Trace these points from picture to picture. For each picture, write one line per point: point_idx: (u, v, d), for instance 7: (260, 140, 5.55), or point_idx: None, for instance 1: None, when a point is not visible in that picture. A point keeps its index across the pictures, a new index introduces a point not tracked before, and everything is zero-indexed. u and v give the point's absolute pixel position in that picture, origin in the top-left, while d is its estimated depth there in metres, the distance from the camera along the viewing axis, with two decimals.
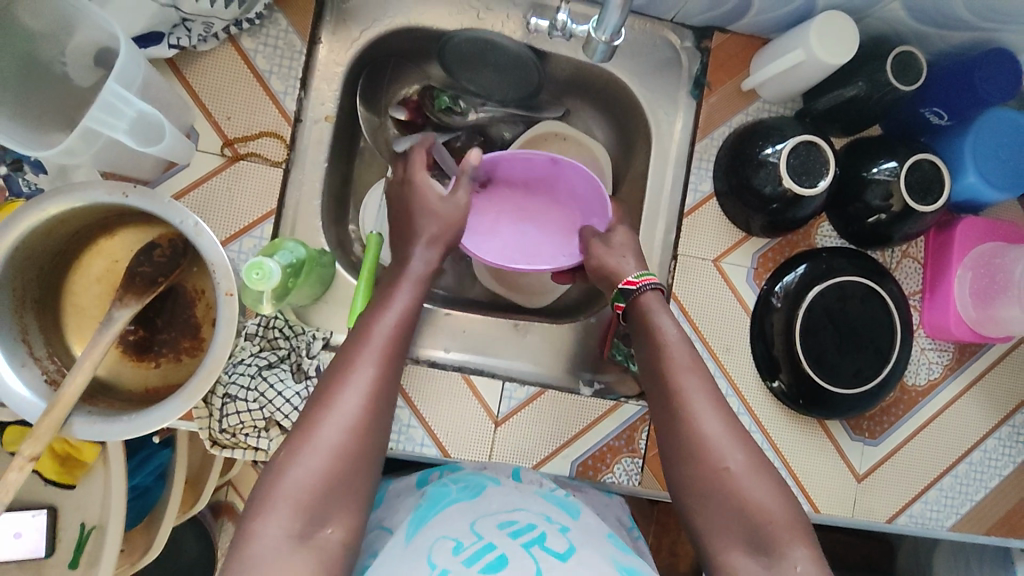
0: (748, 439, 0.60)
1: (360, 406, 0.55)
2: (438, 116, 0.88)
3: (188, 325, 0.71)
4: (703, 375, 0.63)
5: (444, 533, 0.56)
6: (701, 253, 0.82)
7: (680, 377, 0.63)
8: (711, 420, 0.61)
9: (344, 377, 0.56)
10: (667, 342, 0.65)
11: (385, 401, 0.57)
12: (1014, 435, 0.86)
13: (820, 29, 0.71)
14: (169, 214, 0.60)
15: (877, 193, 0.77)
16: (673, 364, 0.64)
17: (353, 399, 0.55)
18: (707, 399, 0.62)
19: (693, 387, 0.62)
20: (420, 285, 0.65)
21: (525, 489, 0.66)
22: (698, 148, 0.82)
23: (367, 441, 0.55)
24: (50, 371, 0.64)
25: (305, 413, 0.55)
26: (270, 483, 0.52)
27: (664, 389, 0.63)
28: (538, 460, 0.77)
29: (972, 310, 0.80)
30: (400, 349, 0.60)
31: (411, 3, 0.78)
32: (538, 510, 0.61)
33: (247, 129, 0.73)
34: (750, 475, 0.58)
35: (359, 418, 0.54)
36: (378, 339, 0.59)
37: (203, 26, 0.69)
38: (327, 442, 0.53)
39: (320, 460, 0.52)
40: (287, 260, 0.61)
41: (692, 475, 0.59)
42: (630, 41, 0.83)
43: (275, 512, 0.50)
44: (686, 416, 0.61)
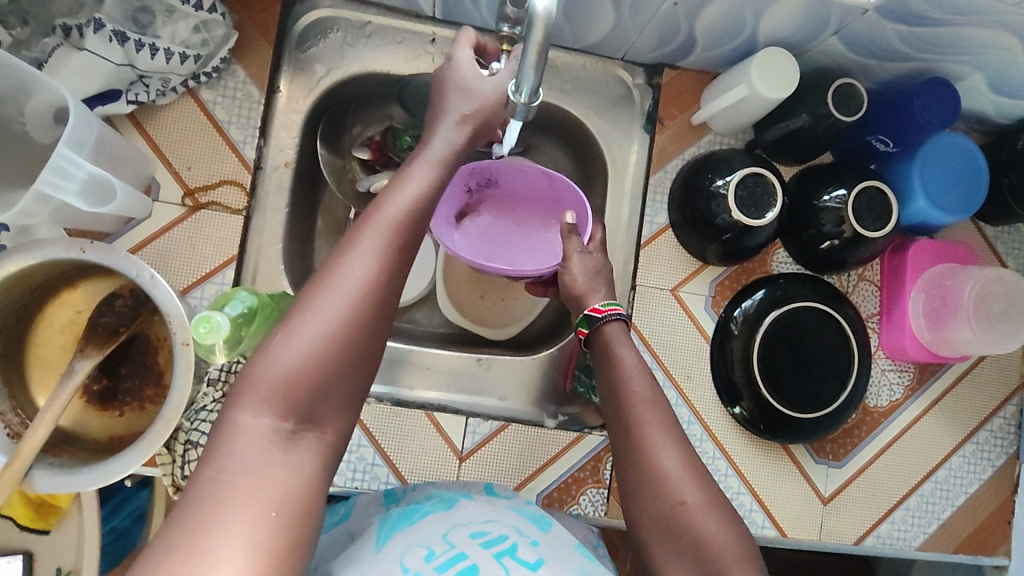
0: (703, 474, 0.61)
1: (361, 295, 0.52)
2: (400, 154, 0.88)
3: (151, 372, 0.72)
4: (662, 408, 0.64)
5: (417, 541, 0.57)
6: (659, 284, 0.84)
7: (638, 410, 0.64)
8: (667, 455, 0.61)
9: (336, 265, 0.53)
10: (627, 366, 0.67)
11: (387, 291, 0.54)
12: (978, 452, 0.87)
13: (760, 65, 0.73)
14: (125, 267, 0.62)
15: (828, 220, 0.79)
16: (634, 396, 0.65)
17: (351, 280, 0.52)
18: (662, 434, 0.62)
19: (651, 421, 0.63)
20: (445, 163, 0.61)
21: (497, 503, 0.66)
22: (653, 180, 0.84)
23: (365, 329, 0.52)
24: (13, 424, 0.66)
25: (298, 303, 0.52)
26: (250, 366, 0.50)
27: (623, 420, 0.64)
28: (521, 479, 0.79)
29: (926, 331, 0.82)
30: (406, 247, 0.56)
31: (367, 50, 0.81)
32: (510, 522, 0.62)
33: (207, 179, 0.74)
34: (705, 511, 0.59)
35: (357, 308, 0.52)
36: (377, 234, 0.54)
37: (160, 82, 0.71)
38: (319, 330, 0.51)
39: (310, 346, 0.50)
40: (238, 310, 0.63)
41: (649, 504, 0.60)
42: (583, 80, 0.85)
43: (262, 407, 0.49)
44: (643, 450, 0.62)
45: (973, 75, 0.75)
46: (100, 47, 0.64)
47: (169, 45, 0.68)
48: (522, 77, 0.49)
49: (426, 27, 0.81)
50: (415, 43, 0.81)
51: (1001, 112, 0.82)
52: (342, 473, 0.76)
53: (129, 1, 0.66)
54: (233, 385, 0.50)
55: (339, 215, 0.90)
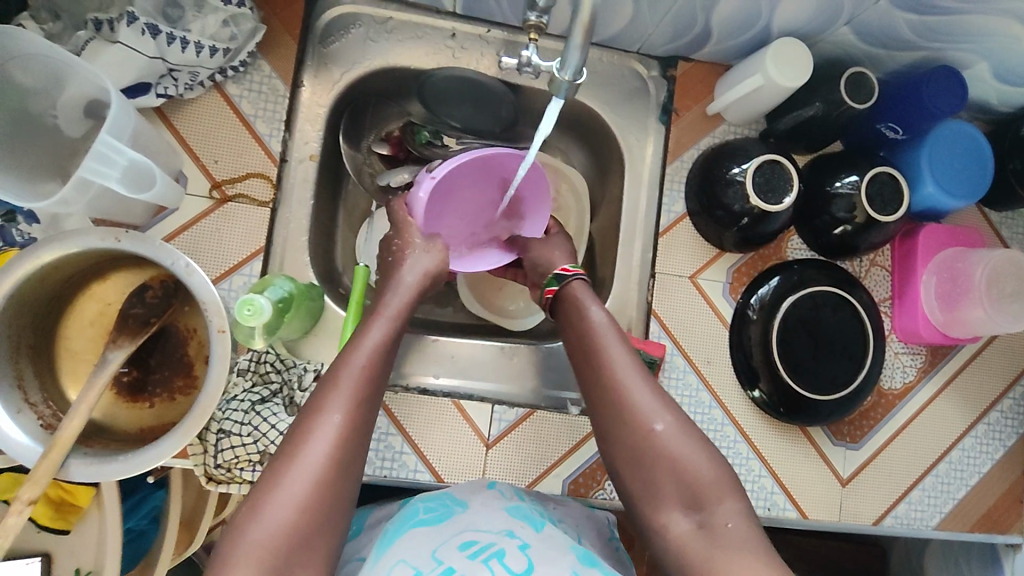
0: (670, 402, 0.64)
1: (327, 453, 0.56)
2: (419, 149, 0.91)
3: (181, 363, 0.72)
4: (624, 344, 0.67)
5: (405, 558, 0.59)
6: (677, 271, 0.85)
7: (604, 352, 0.67)
8: (639, 390, 0.64)
9: (311, 427, 0.57)
10: (594, 318, 0.69)
11: (353, 451, 0.58)
12: (990, 432, 0.89)
13: (775, 56, 0.75)
14: (160, 256, 0.62)
15: (842, 206, 0.81)
16: (602, 342, 0.67)
17: (320, 444, 0.57)
18: (630, 369, 0.65)
19: (616, 356, 0.66)
20: (399, 317, 0.67)
21: (489, 504, 0.67)
22: (670, 170, 0.86)
23: (334, 489, 0.56)
24: (45, 416, 0.65)
25: (268, 471, 0.56)
26: (229, 542, 0.53)
27: (595, 364, 0.67)
28: (532, 480, 0.79)
29: (938, 313, 0.84)
30: (372, 394, 0.61)
31: (389, 45, 0.82)
32: (500, 525, 0.63)
33: (235, 172, 0.75)
34: (676, 435, 0.62)
35: (323, 467, 0.56)
36: (349, 385, 0.59)
37: (189, 75, 0.72)
38: (291, 498, 0.54)
39: (284, 514, 0.54)
40: (278, 296, 0.63)
41: (625, 437, 0.63)
42: (599, 73, 0.87)
43: (240, 570, 0.52)
44: (612, 386, 0.65)
45: (979, 63, 0.78)
46: (132, 40, 0.66)
47: (199, 38, 0.69)
48: (567, 57, 0.51)
49: (446, 22, 0.82)
50: (436, 38, 0.83)
51: (1004, 100, 0.85)
52: (371, 461, 0.76)
53: None
54: (213, 560, 0.53)
55: (359, 210, 0.91)
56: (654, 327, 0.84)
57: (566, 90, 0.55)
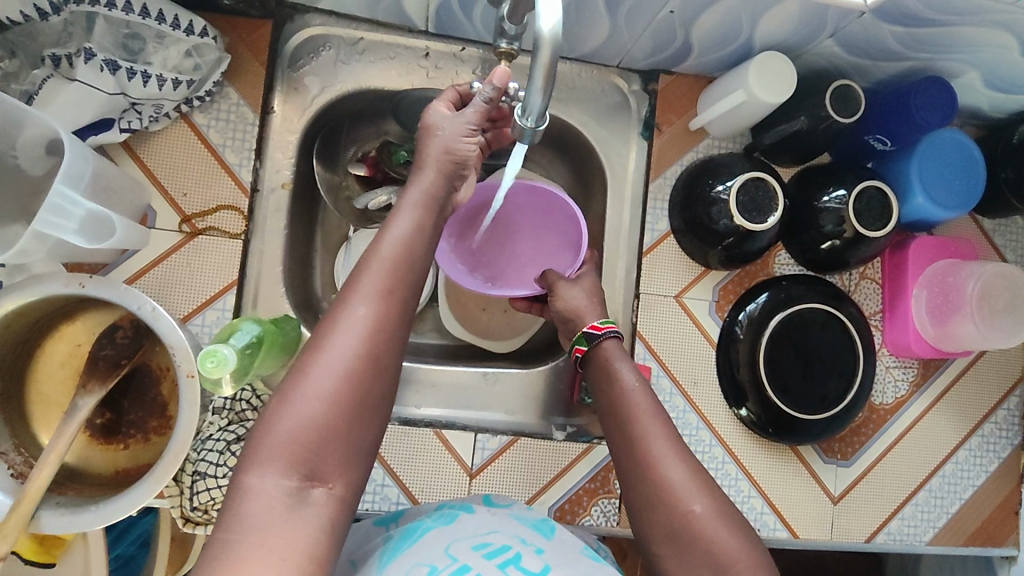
0: (709, 483, 0.60)
1: (355, 347, 0.52)
2: (396, 169, 0.88)
3: (155, 403, 0.71)
4: (662, 416, 0.64)
5: (418, 559, 0.56)
6: (662, 290, 0.84)
7: (641, 425, 0.63)
8: (674, 465, 0.60)
9: (338, 316, 0.53)
10: (626, 386, 0.66)
11: (386, 344, 0.53)
12: (984, 444, 0.88)
13: (757, 70, 0.73)
14: (126, 300, 0.61)
15: (830, 220, 0.79)
16: (636, 410, 0.64)
17: (349, 337, 0.52)
18: (668, 446, 0.61)
19: (652, 429, 0.62)
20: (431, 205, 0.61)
21: (498, 513, 0.66)
22: (653, 188, 0.84)
23: (367, 385, 0.52)
24: (16, 464, 0.64)
25: (294, 366, 0.52)
26: (256, 437, 0.49)
27: (622, 429, 0.64)
28: (534, 492, 0.78)
29: (930, 328, 0.82)
30: (405, 283, 0.56)
31: (361, 67, 0.80)
32: (511, 532, 0.61)
33: (204, 204, 0.73)
34: (714, 522, 0.57)
35: (353, 360, 0.51)
36: (377, 274, 0.55)
37: (154, 108, 0.70)
38: (320, 390, 0.50)
39: (311, 408, 0.50)
40: (245, 341, 0.62)
41: (661, 516, 0.58)
42: (578, 88, 0.85)
43: (267, 466, 0.48)
44: (647, 460, 0.61)
45: (969, 72, 0.75)
46: (91, 76, 0.64)
47: (161, 71, 0.67)
48: (529, 100, 0.49)
49: (419, 41, 0.80)
50: (409, 57, 0.80)
51: (995, 106, 0.82)
52: None
53: (117, 29, 0.65)
54: (240, 455, 0.49)
55: (337, 233, 0.89)
56: (639, 349, 0.83)
57: (528, 136, 0.53)
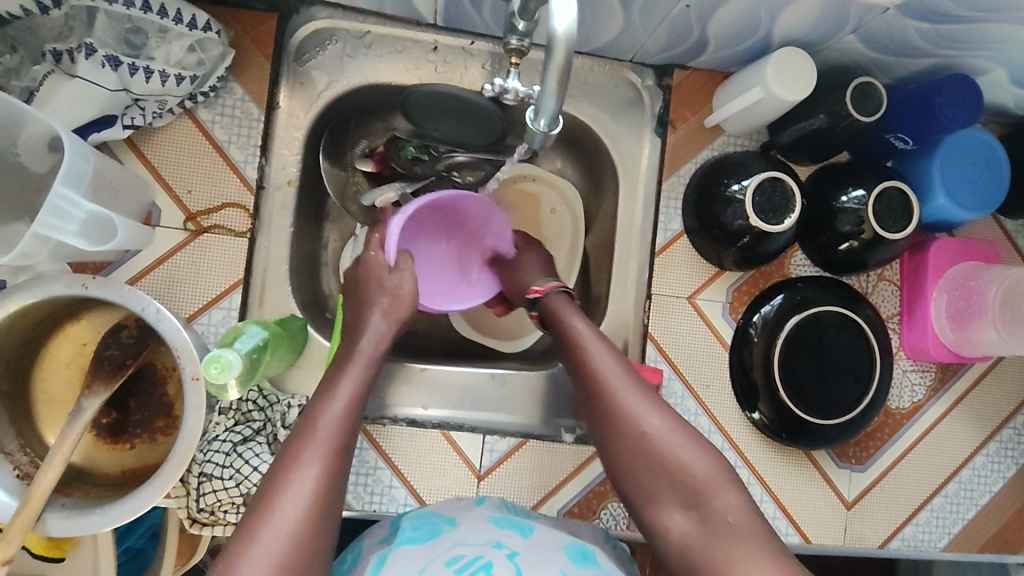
0: (666, 408, 0.67)
1: (302, 508, 0.55)
2: (404, 165, 0.87)
3: (160, 404, 0.70)
4: (618, 356, 0.69)
5: (394, 574, 0.57)
6: (674, 291, 0.82)
7: (605, 372, 0.68)
8: (632, 396, 0.67)
9: (284, 478, 0.56)
10: (575, 331, 0.71)
11: (330, 502, 0.57)
12: (1002, 450, 0.86)
13: (776, 68, 0.70)
14: (130, 301, 0.60)
15: (848, 221, 0.77)
16: (589, 352, 0.69)
17: (294, 501, 0.55)
18: (637, 396, 0.66)
19: (609, 369, 0.68)
20: (372, 362, 0.67)
21: (477, 518, 0.65)
22: (666, 186, 0.82)
23: (312, 542, 0.54)
24: (22, 465, 0.64)
25: (240, 532, 0.54)
26: None
27: (580, 371, 0.70)
28: (543, 495, 0.77)
29: (950, 332, 0.80)
30: (350, 436, 0.61)
31: (367, 61, 0.78)
32: (487, 538, 0.61)
33: (210, 202, 0.72)
34: (670, 435, 0.65)
35: (298, 521, 0.54)
36: (326, 430, 0.60)
37: (157, 104, 0.68)
38: (269, 550, 0.52)
39: (262, 572, 0.51)
40: (250, 344, 0.60)
41: (622, 441, 0.66)
42: (590, 83, 0.82)
43: None
44: (608, 398, 0.67)
45: (996, 69, 0.73)
46: (92, 73, 0.62)
47: (164, 67, 0.65)
48: (542, 99, 0.48)
49: (427, 35, 0.78)
50: (416, 52, 0.79)
51: (1022, 105, 0.79)
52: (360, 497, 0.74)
53: (119, 24, 0.63)
54: None
55: (344, 230, 0.88)
56: (650, 351, 0.81)
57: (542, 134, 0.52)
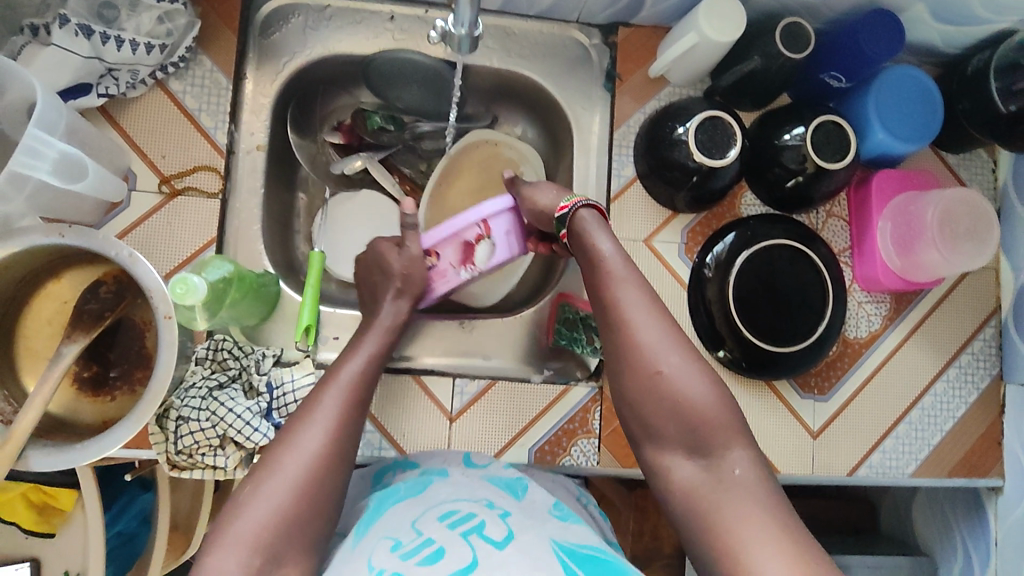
0: (680, 339, 0.65)
1: (316, 448, 0.61)
2: (371, 135, 0.91)
3: (139, 355, 0.74)
4: (641, 287, 0.66)
5: (385, 534, 0.57)
6: (632, 235, 0.85)
7: (608, 274, 0.67)
8: (646, 326, 0.64)
9: (305, 418, 0.63)
10: (599, 251, 0.68)
11: (344, 446, 0.63)
12: (962, 376, 0.89)
13: (707, 13, 0.75)
14: (104, 247, 0.63)
15: (791, 157, 0.80)
16: (610, 274, 0.67)
17: (310, 439, 0.61)
18: (642, 310, 0.65)
19: (632, 300, 0.65)
20: (388, 333, 0.74)
21: (472, 477, 0.68)
22: (618, 136, 0.86)
23: (328, 478, 0.60)
24: (4, 412, 0.67)
25: (261, 464, 0.60)
26: (221, 531, 0.56)
27: (596, 291, 0.68)
28: (514, 433, 0.80)
29: (897, 258, 0.83)
30: (364, 394, 0.68)
31: (328, 32, 0.83)
32: (481, 496, 0.63)
33: (182, 166, 0.76)
34: (684, 375, 0.63)
35: (316, 456, 0.60)
36: (341, 387, 0.66)
37: (129, 74, 0.73)
38: (284, 481, 0.58)
39: (278, 498, 0.57)
40: (218, 276, 0.64)
41: (634, 380, 0.64)
42: (541, 45, 0.87)
43: (228, 549, 0.54)
44: (624, 324, 0.65)
45: (915, 3, 0.77)
46: (66, 41, 0.67)
47: (134, 36, 0.70)
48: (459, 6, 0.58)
49: (383, 5, 0.83)
50: (374, 22, 0.84)
51: (949, 42, 0.84)
52: None
53: (93, 1, 0.70)
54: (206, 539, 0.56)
55: (316, 199, 0.92)
56: None
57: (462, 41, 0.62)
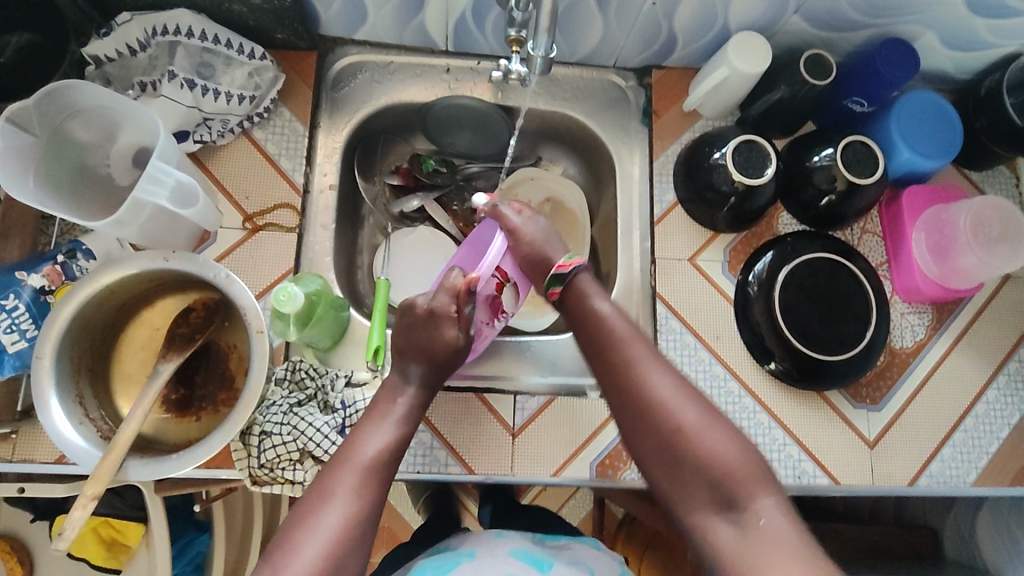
0: (693, 393, 0.66)
1: (340, 519, 0.58)
2: (427, 177, 0.99)
3: (223, 378, 0.78)
4: (649, 349, 0.69)
5: None
6: (677, 255, 0.91)
7: (626, 353, 0.69)
8: (663, 383, 0.66)
9: (325, 496, 0.60)
10: (599, 310, 0.72)
11: (365, 520, 0.60)
12: (1012, 383, 0.90)
13: (734, 49, 0.84)
14: (203, 269, 0.70)
15: (823, 177, 0.85)
16: (617, 335, 0.70)
17: (332, 514, 0.59)
18: (660, 373, 0.67)
19: (638, 354, 0.68)
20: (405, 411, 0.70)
21: (498, 553, 0.66)
22: (657, 165, 0.93)
23: (346, 552, 0.57)
24: (103, 429, 0.71)
25: (280, 544, 0.58)
26: None
27: (615, 373, 0.68)
28: (578, 445, 0.82)
29: (934, 266, 0.87)
30: (386, 466, 0.65)
31: (391, 84, 0.93)
32: (506, 572, 0.62)
33: (264, 204, 0.84)
34: (704, 427, 0.63)
35: (337, 531, 0.58)
36: (359, 462, 0.63)
37: (221, 123, 0.82)
38: (305, 559, 0.56)
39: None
40: (312, 289, 0.75)
41: (654, 429, 0.64)
42: (581, 88, 0.96)
43: None
44: (646, 398, 0.65)
45: (925, 33, 0.85)
46: (173, 93, 0.76)
47: (228, 89, 0.80)
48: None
49: (440, 60, 0.93)
50: (432, 74, 0.93)
51: (960, 67, 0.91)
52: (404, 458, 0.80)
53: (194, 56, 0.78)
54: None
55: (378, 235, 0.99)
56: (661, 308, 0.89)
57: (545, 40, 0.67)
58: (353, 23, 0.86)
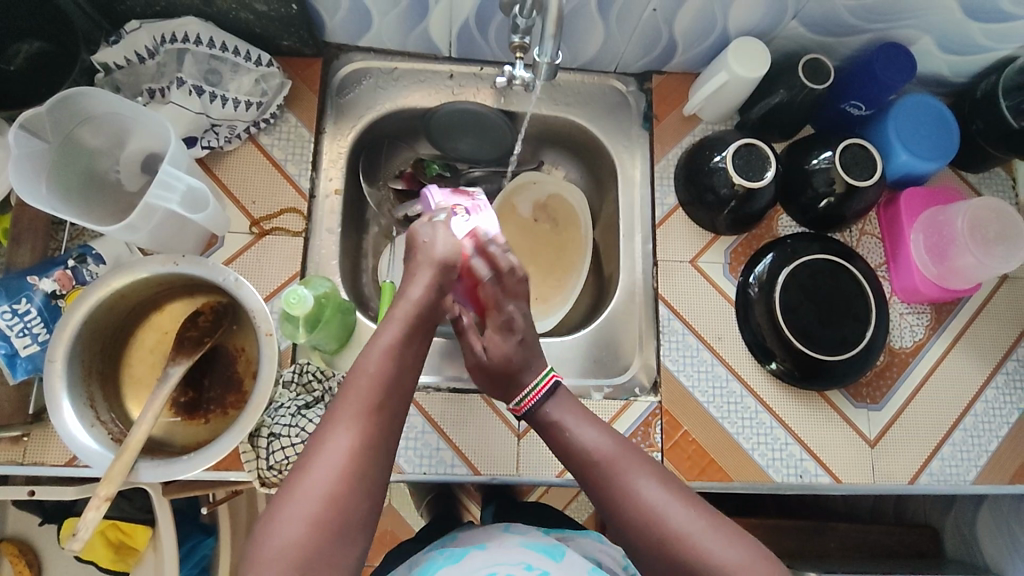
0: (689, 496, 0.62)
1: (348, 445, 0.57)
2: (431, 181, 1.00)
3: (231, 381, 0.79)
4: (640, 459, 0.64)
5: None
6: (679, 257, 0.92)
7: (611, 468, 0.64)
8: (653, 493, 0.61)
9: (334, 420, 0.59)
10: (581, 434, 0.67)
11: (373, 444, 0.59)
12: (1011, 382, 0.91)
13: (734, 54, 0.85)
14: (213, 273, 0.71)
15: (822, 180, 0.87)
16: (603, 453, 0.65)
17: (340, 441, 0.57)
18: (651, 484, 0.62)
19: (628, 467, 0.64)
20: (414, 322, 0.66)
21: (508, 542, 0.67)
22: (658, 168, 0.94)
23: (356, 480, 0.57)
24: (114, 431, 0.71)
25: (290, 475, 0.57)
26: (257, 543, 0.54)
27: (606, 499, 0.63)
28: None
29: (932, 267, 0.88)
30: (395, 383, 0.62)
31: (396, 90, 0.94)
32: (518, 559, 0.63)
33: (271, 209, 0.85)
34: (705, 533, 0.59)
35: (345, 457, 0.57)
36: (366, 383, 0.61)
37: (228, 129, 0.83)
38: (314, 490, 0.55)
39: (308, 509, 0.54)
40: (319, 292, 0.76)
41: (654, 547, 0.59)
42: (582, 93, 0.97)
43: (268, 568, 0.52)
44: (637, 514, 0.60)
45: (921, 37, 0.86)
46: (181, 99, 0.78)
47: (235, 95, 0.81)
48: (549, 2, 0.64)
49: (444, 66, 0.94)
50: (436, 80, 0.95)
51: (956, 71, 0.92)
52: (411, 459, 0.81)
53: (202, 65, 0.80)
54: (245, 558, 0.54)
55: (382, 239, 1.00)
56: (663, 310, 0.90)
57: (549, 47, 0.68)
58: (358, 30, 0.88)
